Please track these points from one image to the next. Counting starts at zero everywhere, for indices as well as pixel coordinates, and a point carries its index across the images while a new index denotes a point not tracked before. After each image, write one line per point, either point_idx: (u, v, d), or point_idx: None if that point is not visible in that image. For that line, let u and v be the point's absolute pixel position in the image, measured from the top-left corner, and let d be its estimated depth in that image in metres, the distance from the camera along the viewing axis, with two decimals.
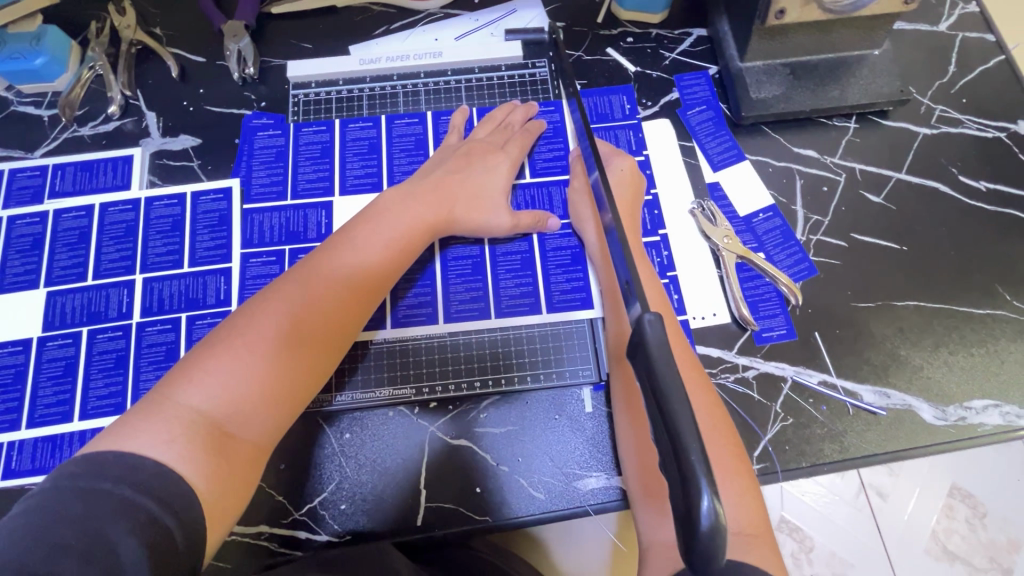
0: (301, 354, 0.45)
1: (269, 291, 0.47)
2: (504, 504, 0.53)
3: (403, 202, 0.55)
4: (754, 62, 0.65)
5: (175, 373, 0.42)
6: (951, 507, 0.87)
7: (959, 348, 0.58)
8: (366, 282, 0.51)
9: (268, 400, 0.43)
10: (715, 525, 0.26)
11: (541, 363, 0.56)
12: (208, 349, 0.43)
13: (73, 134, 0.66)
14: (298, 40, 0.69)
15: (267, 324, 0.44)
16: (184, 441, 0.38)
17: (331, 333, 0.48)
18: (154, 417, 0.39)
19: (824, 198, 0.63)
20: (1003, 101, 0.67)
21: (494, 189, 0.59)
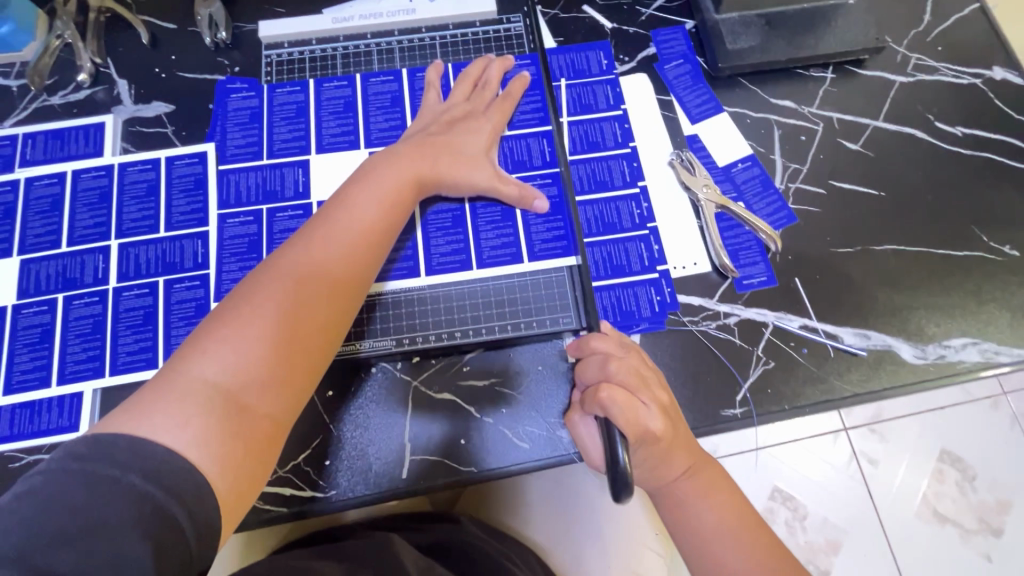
0: (311, 325, 0.44)
1: (269, 263, 0.45)
2: (491, 455, 0.53)
3: (394, 161, 0.53)
4: (730, 14, 0.65)
5: (182, 349, 0.40)
6: (942, 471, 0.96)
7: (938, 289, 0.58)
8: (369, 248, 0.49)
9: (281, 374, 0.41)
10: None
11: (525, 315, 0.56)
12: (213, 325, 0.41)
13: (42, 103, 0.64)
14: (270, 4, 0.68)
15: (272, 298, 0.43)
16: (199, 422, 0.37)
17: (337, 298, 0.46)
18: (165, 395, 0.37)
19: (802, 146, 0.63)
20: (978, 49, 0.67)
21: (474, 147, 0.58)
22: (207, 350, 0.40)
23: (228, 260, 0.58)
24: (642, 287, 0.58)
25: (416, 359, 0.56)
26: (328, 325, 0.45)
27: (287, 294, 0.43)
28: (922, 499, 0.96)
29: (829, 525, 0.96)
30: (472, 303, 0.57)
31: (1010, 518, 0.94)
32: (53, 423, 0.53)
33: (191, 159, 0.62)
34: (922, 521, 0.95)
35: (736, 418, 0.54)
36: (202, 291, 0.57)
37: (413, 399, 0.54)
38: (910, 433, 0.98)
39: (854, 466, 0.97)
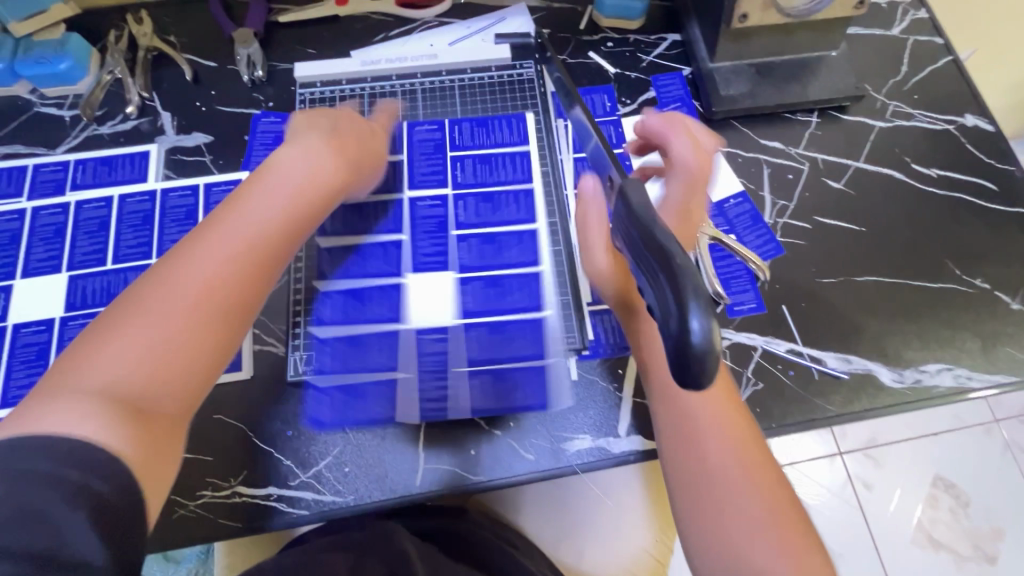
0: (216, 328, 0.41)
1: (160, 267, 0.41)
2: (499, 465, 0.57)
3: (295, 161, 0.53)
4: (723, 63, 0.71)
5: (62, 362, 0.37)
6: (936, 497, 1.05)
7: (915, 318, 0.63)
8: (273, 252, 0.46)
9: (180, 376, 0.39)
10: (707, 343, 0.27)
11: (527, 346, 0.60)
12: (95, 335, 0.38)
13: (93, 132, 0.70)
14: (302, 46, 0.74)
15: (166, 302, 0.39)
16: (99, 421, 0.34)
17: (246, 292, 0.43)
18: (54, 399, 0.35)
19: (789, 184, 0.69)
20: (951, 98, 0.73)
21: (387, 182, 0.61)
22: (93, 359, 0.37)
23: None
24: None
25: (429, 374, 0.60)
26: (234, 329, 0.42)
27: (188, 297, 0.40)
28: (917, 526, 1.04)
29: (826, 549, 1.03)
30: (477, 335, 0.61)
31: (1003, 545, 1.01)
32: None
33: (227, 186, 0.67)
34: (919, 549, 1.03)
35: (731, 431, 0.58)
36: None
37: (423, 414, 0.58)
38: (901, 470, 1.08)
39: (849, 489, 1.06)
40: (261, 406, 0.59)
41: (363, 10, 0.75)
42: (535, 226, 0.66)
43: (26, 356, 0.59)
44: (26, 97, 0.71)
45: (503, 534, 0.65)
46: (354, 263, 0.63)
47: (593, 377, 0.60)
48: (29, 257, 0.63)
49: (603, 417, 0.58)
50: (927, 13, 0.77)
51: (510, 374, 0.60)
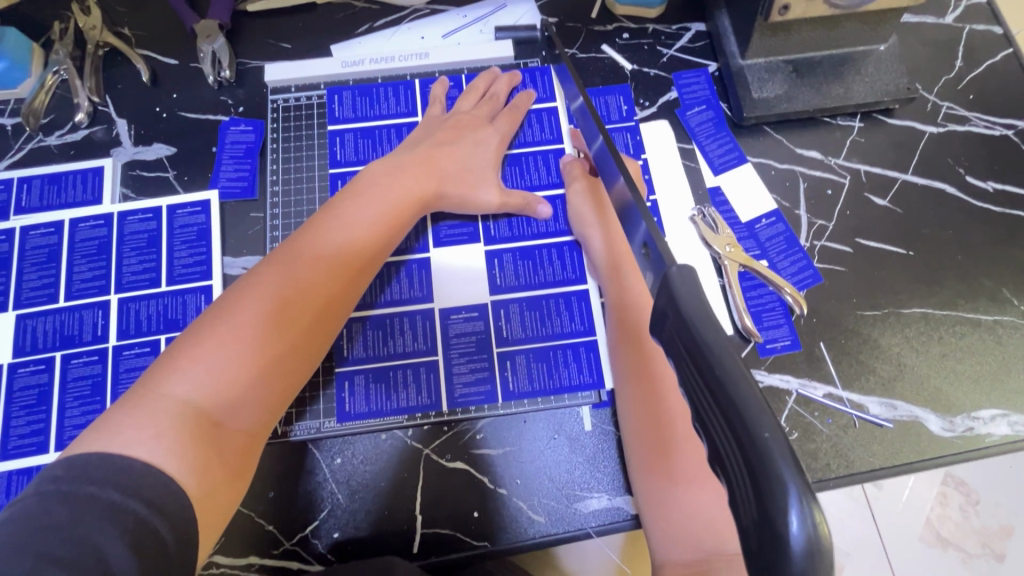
0: (289, 344, 0.43)
1: (256, 273, 0.44)
2: (505, 529, 0.51)
3: (390, 173, 0.53)
4: (756, 59, 0.62)
5: (160, 360, 0.39)
6: (945, 494, 0.95)
7: (967, 356, 0.56)
8: (352, 267, 0.48)
9: (259, 391, 0.41)
10: (813, 541, 0.19)
11: (569, 332, 0.56)
12: (192, 337, 0.40)
13: (39, 144, 0.62)
14: (275, 40, 0.65)
15: (255, 315, 0.41)
16: (172, 435, 0.36)
17: (321, 314, 0.45)
18: (138, 410, 0.36)
19: (828, 201, 0.61)
20: (1011, 98, 0.65)
21: (484, 164, 0.58)
22: (184, 365, 0.39)
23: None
24: None
25: (427, 427, 0.54)
26: (305, 347, 0.44)
27: (275, 313, 0.42)
28: (925, 523, 0.95)
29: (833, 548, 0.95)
30: (513, 316, 0.56)
31: (1013, 544, 0.93)
32: None
33: (193, 208, 0.59)
34: (925, 546, 0.94)
35: None
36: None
37: (448, 400, 0.54)
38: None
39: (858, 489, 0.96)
40: None
41: None
42: (546, 245, 0.58)
43: None
44: None
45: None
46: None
47: (610, 430, 0.54)
48: None
49: (623, 476, 0.52)
50: None
51: (552, 358, 0.55)
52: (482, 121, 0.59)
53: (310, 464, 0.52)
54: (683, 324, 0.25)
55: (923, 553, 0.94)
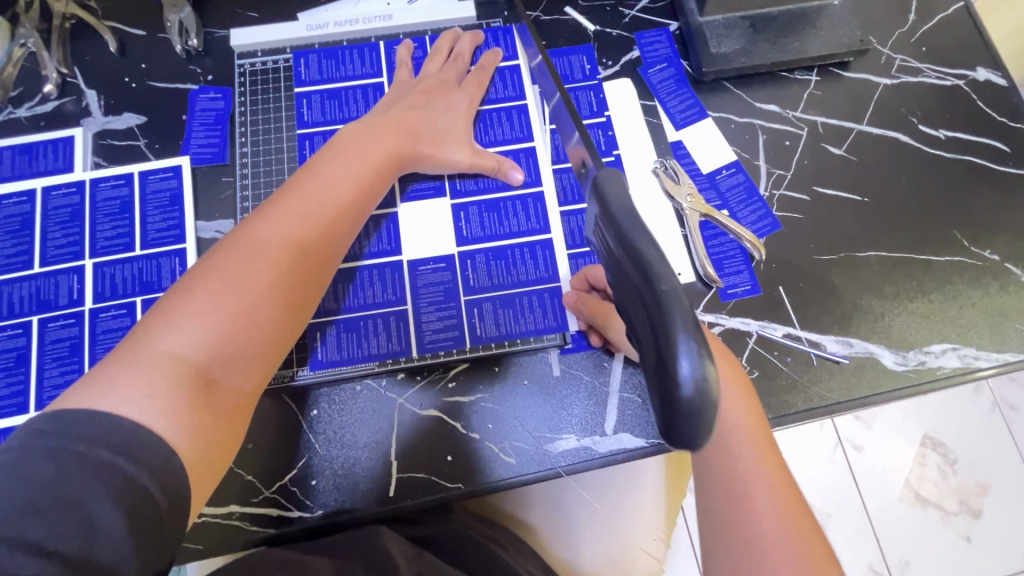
0: (282, 301, 0.42)
1: (244, 232, 0.43)
2: (478, 470, 0.53)
3: (365, 135, 0.53)
4: (714, 16, 0.64)
5: (145, 320, 0.38)
6: (924, 456, 0.98)
7: (919, 295, 0.59)
8: (339, 226, 0.47)
9: (253, 349, 0.40)
10: (698, 380, 0.25)
11: (535, 279, 0.57)
12: (180, 296, 0.39)
13: (8, 116, 0.62)
14: (241, 8, 0.66)
15: (246, 272, 0.41)
16: (168, 393, 0.34)
17: (310, 272, 0.45)
18: (130, 369, 0.35)
19: (787, 152, 0.63)
20: (962, 49, 0.67)
21: (453, 126, 0.59)
22: (174, 324, 0.37)
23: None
24: None
25: (399, 376, 0.55)
26: (296, 303, 0.43)
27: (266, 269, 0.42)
28: (905, 484, 0.97)
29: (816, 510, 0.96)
30: (480, 266, 0.58)
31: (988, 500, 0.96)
32: None
33: (164, 174, 0.60)
34: (907, 506, 0.96)
35: None
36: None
37: (417, 346, 0.55)
38: (895, 421, 0.99)
39: (839, 453, 0.98)
40: None
41: None
42: (511, 199, 0.60)
43: None
44: None
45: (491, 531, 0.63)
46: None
47: (576, 373, 0.55)
48: None
49: (590, 416, 0.54)
50: None
51: (518, 305, 0.57)
52: (449, 86, 0.60)
53: (285, 415, 0.54)
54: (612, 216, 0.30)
55: (905, 513, 0.96)
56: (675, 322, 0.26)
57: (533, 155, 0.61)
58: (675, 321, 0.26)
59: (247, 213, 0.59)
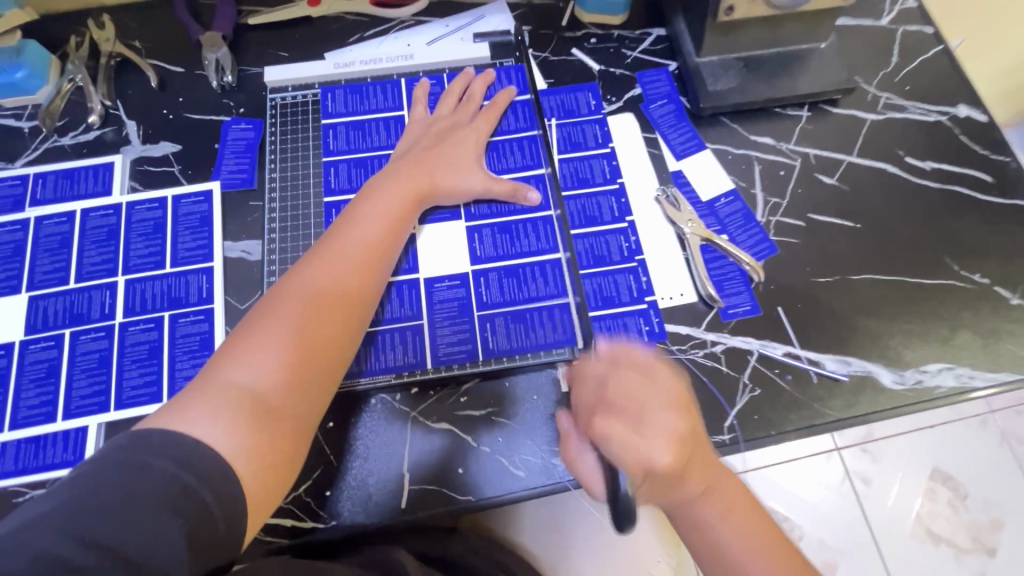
0: (328, 333, 0.48)
1: (294, 276, 0.50)
2: (488, 483, 0.55)
3: (392, 176, 0.59)
4: (710, 57, 0.69)
5: (216, 355, 0.45)
6: (934, 490, 1.01)
7: (913, 316, 0.61)
8: (373, 263, 0.53)
9: (302, 376, 0.46)
10: None
11: (545, 295, 0.60)
12: (243, 335, 0.46)
13: (54, 144, 0.67)
14: (273, 49, 0.72)
15: (297, 310, 0.47)
16: (230, 416, 0.41)
17: (350, 304, 0.50)
18: (204, 395, 0.42)
19: (781, 181, 0.67)
20: (943, 88, 0.71)
21: (467, 157, 0.63)
22: (239, 356, 0.45)
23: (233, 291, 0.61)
24: (632, 318, 0.60)
25: (413, 391, 0.57)
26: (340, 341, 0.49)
27: (309, 314, 0.48)
28: (917, 519, 0.99)
29: (825, 546, 0.98)
30: (493, 283, 0.60)
31: (1004, 536, 0.97)
32: (59, 458, 0.54)
33: (196, 197, 0.64)
34: (919, 541, 0.99)
35: (723, 444, 0.56)
36: (205, 324, 0.59)
37: (432, 359, 0.58)
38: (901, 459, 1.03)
39: (849, 484, 1.02)
40: None
41: (337, 10, 0.73)
42: (524, 222, 0.63)
43: None
44: None
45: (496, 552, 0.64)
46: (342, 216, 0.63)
47: None
48: None
49: None
50: (915, 3, 0.76)
51: (529, 320, 0.59)
52: (459, 127, 0.65)
53: None
54: None
55: (918, 548, 0.98)
56: None
57: (543, 183, 0.65)
58: None
59: (272, 234, 0.63)
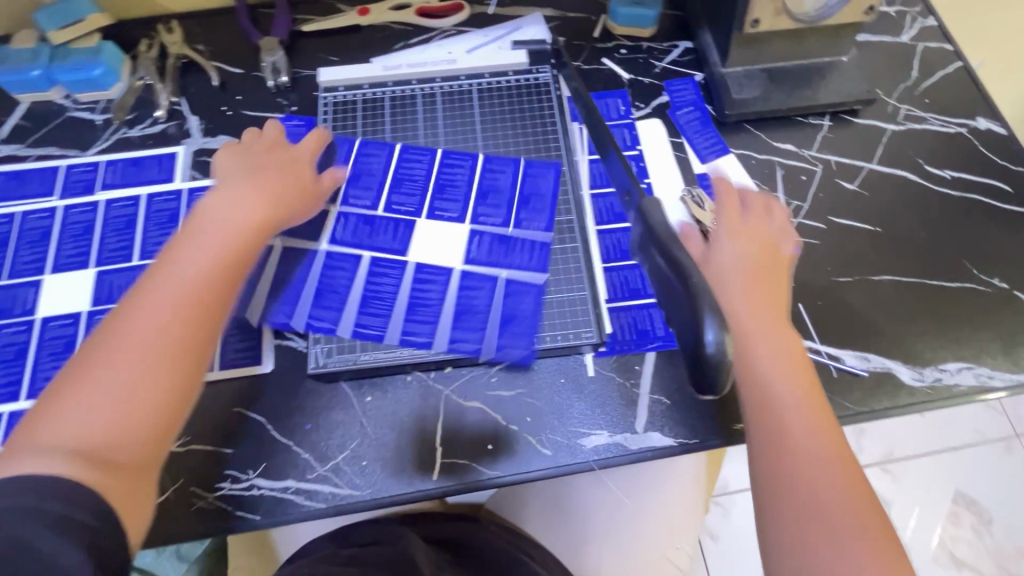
0: (154, 379, 0.44)
1: (120, 314, 0.47)
2: (516, 459, 0.57)
3: (221, 212, 0.55)
4: (735, 68, 0.72)
5: (43, 402, 0.43)
6: (959, 515, 1.22)
7: (933, 317, 0.63)
8: (199, 305, 0.48)
9: (146, 424, 0.43)
10: (720, 348, 0.35)
11: (568, 283, 0.63)
12: (69, 379, 0.44)
13: (122, 135, 0.73)
14: (324, 54, 0.77)
15: (118, 353, 0.44)
16: (75, 466, 0.39)
17: (186, 350, 0.46)
18: (38, 443, 0.40)
19: (803, 185, 0.69)
20: (962, 102, 0.74)
21: (267, 188, 0.58)
22: (75, 403, 0.42)
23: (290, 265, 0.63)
24: (657, 309, 0.62)
25: (446, 369, 0.61)
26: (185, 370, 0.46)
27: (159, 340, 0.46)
28: (940, 545, 1.20)
29: None
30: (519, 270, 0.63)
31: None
32: None
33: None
34: (944, 566, 1.18)
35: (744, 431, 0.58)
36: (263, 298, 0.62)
37: (489, 336, 0.60)
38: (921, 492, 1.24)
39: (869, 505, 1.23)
40: (280, 401, 0.59)
41: (384, 20, 0.79)
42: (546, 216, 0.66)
43: (54, 349, 0.61)
44: (61, 102, 0.75)
45: (519, 539, 0.67)
46: (363, 231, 0.65)
47: (609, 374, 0.60)
48: (58, 253, 0.65)
49: (622, 414, 0.59)
50: (935, 21, 0.79)
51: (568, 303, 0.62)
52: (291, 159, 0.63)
53: (343, 397, 0.60)
54: (653, 231, 0.41)
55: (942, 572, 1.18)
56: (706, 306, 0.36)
57: (575, 181, 0.68)
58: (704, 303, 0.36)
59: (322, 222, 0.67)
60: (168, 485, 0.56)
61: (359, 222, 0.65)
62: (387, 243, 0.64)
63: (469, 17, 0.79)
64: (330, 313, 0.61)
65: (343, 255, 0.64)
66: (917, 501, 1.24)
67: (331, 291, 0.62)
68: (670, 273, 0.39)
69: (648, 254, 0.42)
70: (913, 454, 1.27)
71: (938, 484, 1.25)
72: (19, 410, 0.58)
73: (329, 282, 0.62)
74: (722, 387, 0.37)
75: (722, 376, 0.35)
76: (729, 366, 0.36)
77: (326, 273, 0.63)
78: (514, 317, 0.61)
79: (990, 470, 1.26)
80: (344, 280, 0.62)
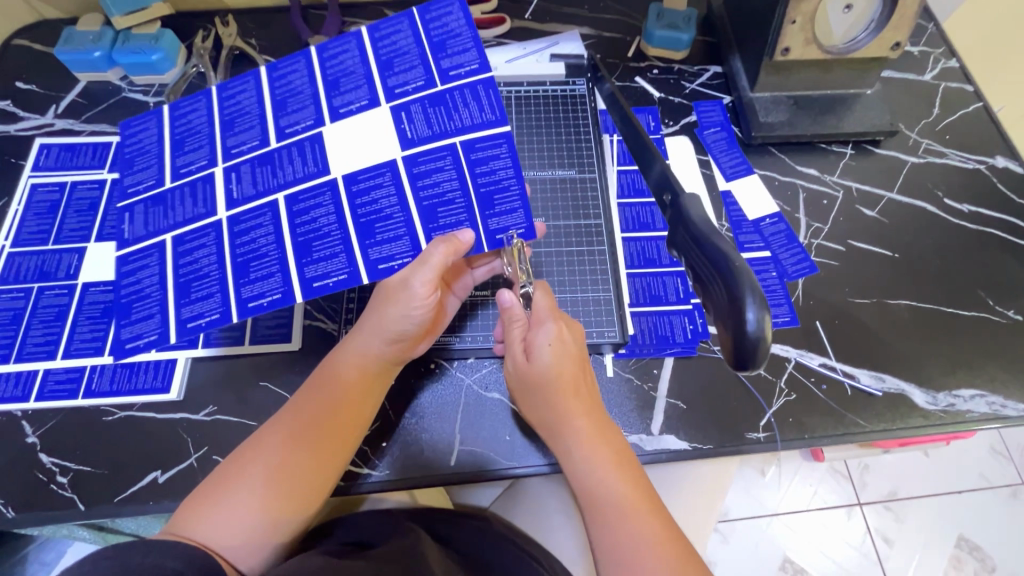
0: (308, 467, 0.50)
1: (282, 420, 0.52)
2: (533, 450, 0.59)
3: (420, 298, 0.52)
4: (763, 93, 0.75)
5: (202, 494, 0.48)
6: (960, 559, 1.20)
7: (950, 344, 0.64)
8: (349, 414, 0.53)
9: (293, 500, 0.49)
10: (760, 327, 0.38)
11: (504, 196, 0.54)
12: (229, 473, 0.49)
13: None
14: None
15: (278, 448, 0.50)
16: (240, 536, 0.47)
17: (333, 440, 0.52)
18: (210, 517, 0.47)
19: (824, 209, 0.72)
20: (982, 141, 0.76)
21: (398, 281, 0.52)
22: (228, 493, 0.48)
23: (191, 206, 0.54)
24: (677, 316, 0.64)
25: (469, 360, 0.63)
26: (294, 516, 0.49)
27: (260, 494, 0.48)
28: None
29: None
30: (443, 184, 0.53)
31: None
32: (150, 383, 0.60)
33: (192, 103, 0.58)
34: None
35: (758, 440, 0.59)
36: (156, 261, 0.54)
37: None
38: (922, 534, 1.23)
39: (869, 542, 1.22)
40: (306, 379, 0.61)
41: None
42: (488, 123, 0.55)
43: (92, 313, 0.63)
44: (117, 83, 0.78)
45: (525, 537, 0.67)
46: (265, 173, 0.54)
47: (627, 375, 0.62)
48: (104, 223, 0.68)
49: (637, 414, 0.60)
50: (957, 63, 0.82)
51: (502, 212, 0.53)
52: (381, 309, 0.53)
53: None
54: (691, 224, 0.44)
55: None
56: (748, 290, 0.39)
57: (602, 188, 0.70)
58: (745, 286, 0.39)
59: None
60: (192, 450, 0.58)
61: (427, 106, 0.55)
62: (473, 121, 0.54)
63: (510, 30, 0.83)
64: (336, 264, 0.52)
65: (369, 175, 0.53)
66: (918, 542, 1.22)
67: (319, 236, 0.52)
68: (714, 265, 0.42)
69: (682, 247, 0.46)
70: (917, 495, 1.26)
71: (940, 525, 1.24)
72: (55, 368, 0.60)
73: (311, 227, 0.53)
74: (759, 363, 0.40)
75: (761, 351, 0.39)
76: (765, 345, 0.39)
77: (299, 220, 0.53)
78: (485, 197, 0.54)
79: (994, 516, 1.24)
80: (326, 219, 0.53)
